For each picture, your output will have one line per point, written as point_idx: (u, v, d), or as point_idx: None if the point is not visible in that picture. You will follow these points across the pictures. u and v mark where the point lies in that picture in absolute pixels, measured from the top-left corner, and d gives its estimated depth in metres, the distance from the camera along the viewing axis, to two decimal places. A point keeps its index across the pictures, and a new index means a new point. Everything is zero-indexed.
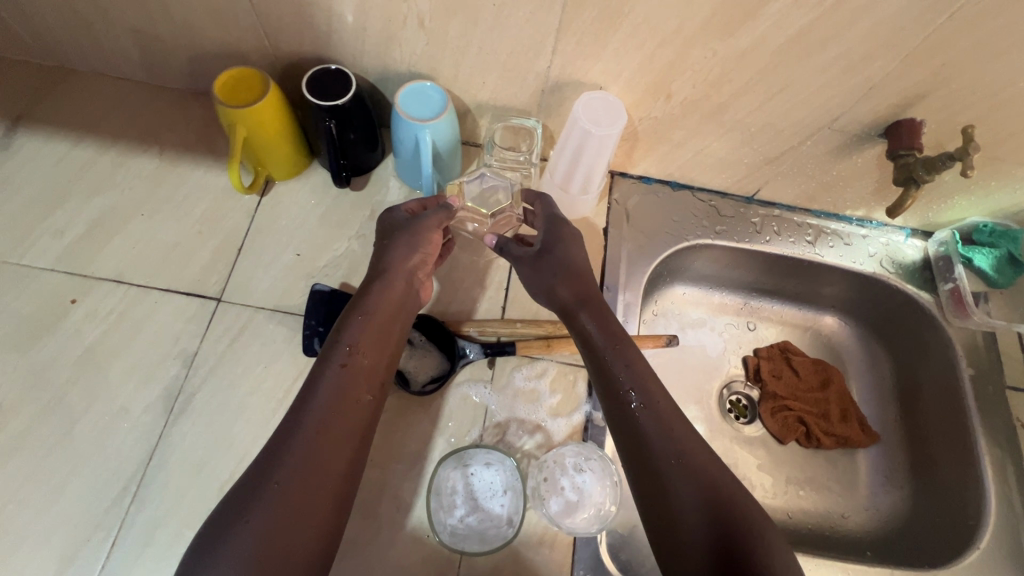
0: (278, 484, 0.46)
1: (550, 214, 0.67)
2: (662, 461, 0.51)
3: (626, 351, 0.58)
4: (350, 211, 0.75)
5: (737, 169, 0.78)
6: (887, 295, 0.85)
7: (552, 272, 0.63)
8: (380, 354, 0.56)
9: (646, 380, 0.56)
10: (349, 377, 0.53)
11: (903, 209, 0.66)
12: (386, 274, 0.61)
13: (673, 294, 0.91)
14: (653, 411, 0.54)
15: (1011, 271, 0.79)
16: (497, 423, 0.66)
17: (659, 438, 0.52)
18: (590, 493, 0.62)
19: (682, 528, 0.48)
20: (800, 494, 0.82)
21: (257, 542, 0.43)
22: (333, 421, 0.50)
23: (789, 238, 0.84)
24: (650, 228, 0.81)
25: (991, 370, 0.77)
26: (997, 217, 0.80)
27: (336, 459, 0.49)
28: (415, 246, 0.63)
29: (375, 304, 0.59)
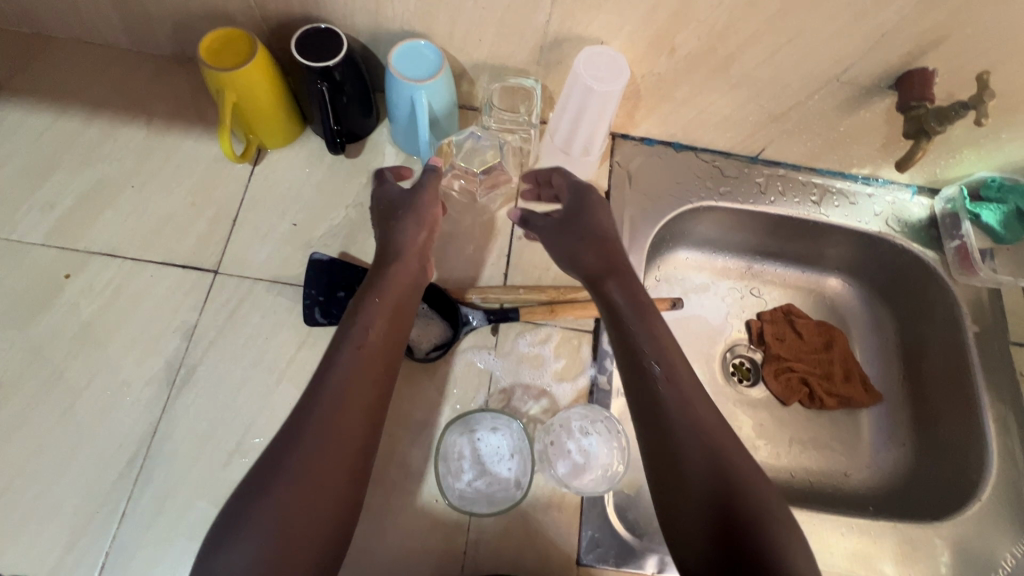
0: (301, 464, 0.45)
1: (580, 189, 0.66)
2: (681, 436, 0.50)
3: (652, 328, 0.57)
4: (346, 179, 0.74)
5: (742, 128, 0.76)
6: (893, 254, 0.84)
7: (579, 238, 0.62)
8: (394, 332, 0.55)
9: (672, 357, 0.54)
10: (363, 359, 0.52)
11: (914, 162, 0.63)
12: (400, 254, 0.59)
13: (676, 259, 0.90)
14: (675, 390, 0.52)
15: (1018, 227, 0.78)
16: (502, 389, 0.66)
17: (681, 415, 0.51)
18: (597, 455, 0.63)
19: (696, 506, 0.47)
20: (804, 454, 0.83)
21: (279, 524, 0.43)
22: (347, 404, 0.49)
23: (794, 199, 0.82)
24: (652, 190, 0.80)
25: (995, 327, 0.77)
26: (1005, 171, 0.78)
27: (352, 444, 0.48)
28: (425, 224, 0.62)
29: (386, 284, 0.57)
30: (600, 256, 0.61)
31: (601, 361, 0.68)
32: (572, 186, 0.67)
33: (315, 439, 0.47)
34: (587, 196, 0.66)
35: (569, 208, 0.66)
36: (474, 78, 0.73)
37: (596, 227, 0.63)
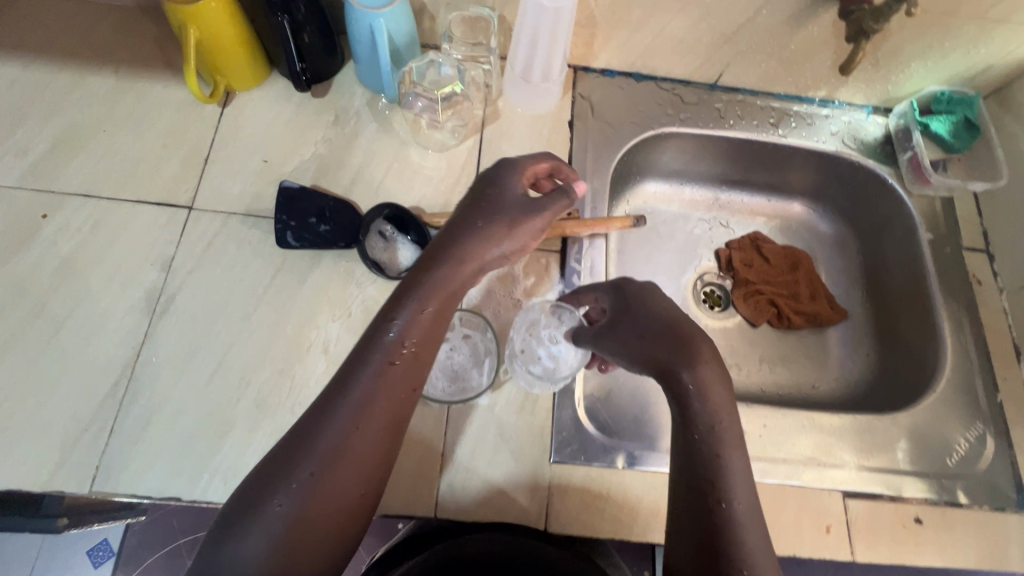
0: (314, 485, 0.46)
1: (619, 283, 0.60)
2: (704, 537, 0.49)
3: (715, 434, 0.51)
4: (314, 118, 0.76)
5: (698, 53, 0.79)
6: (852, 173, 0.87)
7: (640, 342, 0.54)
8: (429, 351, 0.52)
9: (728, 457, 0.50)
10: (394, 376, 0.50)
11: (854, 64, 0.74)
12: (458, 259, 0.53)
13: (645, 192, 0.92)
14: (723, 496, 0.49)
15: (966, 135, 0.80)
16: (473, 306, 0.68)
17: (715, 514, 0.49)
18: (566, 358, 0.65)
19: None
20: (773, 370, 0.86)
21: (285, 528, 0.45)
22: (369, 421, 0.48)
23: (753, 122, 0.84)
24: (614, 119, 0.82)
25: (949, 233, 0.80)
26: (953, 85, 0.81)
27: (371, 461, 0.48)
28: (496, 240, 0.54)
29: (431, 290, 0.51)
30: (648, 339, 0.54)
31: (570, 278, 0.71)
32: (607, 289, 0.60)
33: (332, 462, 0.47)
34: (626, 290, 0.59)
35: (610, 295, 0.60)
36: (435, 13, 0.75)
37: (636, 316, 0.56)
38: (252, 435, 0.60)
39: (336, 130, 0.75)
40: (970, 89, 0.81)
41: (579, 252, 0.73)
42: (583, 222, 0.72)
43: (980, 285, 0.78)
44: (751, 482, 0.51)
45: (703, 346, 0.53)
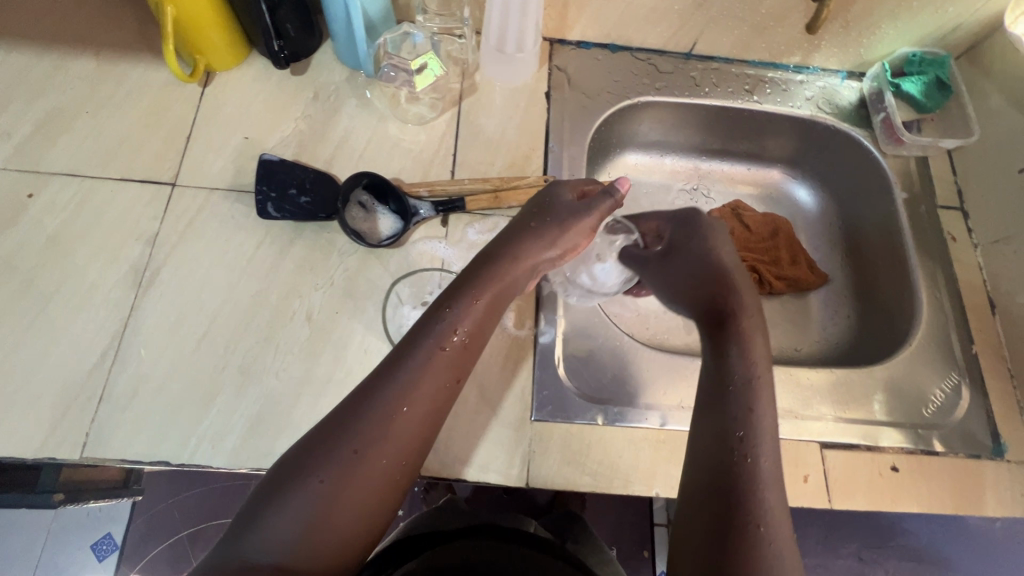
0: (353, 472, 0.46)
1: (683, 214, 0.67)
2: (723, 489, 0.51)
3: (750, 395, 0.55)
4: (294, 95, 0.77)
5: (670, 20, 0.80)
6: (828, 137, 0.88)
7: (684, 273, 0.64)
8: (483, 336, 0.55)
9: (758, 420, 0.53)
10: (444, 361, 0.51)
11: (818, 24, 0.75)
12: (512, 258, 0.57)
13: (625, 163, 0.93)
14: (750, 454, 0.51)
15: (939, 95, 0.81)
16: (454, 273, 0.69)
17: (741, 471, 0.51)
18: (607, 277, 0.73)
19: (704, 554, 0.49)
20: None
21: (319, 509, 0.45)
22: (417, 405, 0.49)
23: (728, 90, 0.85)
24: (590, 89, 0.83)
25: (923, 192, 0.81)
26: (925, 46, 0.82)
27: (412, 445, 0.49)
28: (548, 241, 0.59)
29: (484, 284, 0.55)
30: (693, 274, 0.63)
31: None
32: (665, 216, 0.68)
33: (374, 449, 0.47)
34: (689, 222, 0.66)
35: (672, 220, 0.67)
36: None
37: (694, 248, 0.64)
38: (238, 400, 0.61)
39: (316, 106, 0.77)
40: (942, 49, 0.82)
41: None
42: None
43: (954, 241, 0.79)
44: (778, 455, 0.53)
45: (751, 301, 0.61)
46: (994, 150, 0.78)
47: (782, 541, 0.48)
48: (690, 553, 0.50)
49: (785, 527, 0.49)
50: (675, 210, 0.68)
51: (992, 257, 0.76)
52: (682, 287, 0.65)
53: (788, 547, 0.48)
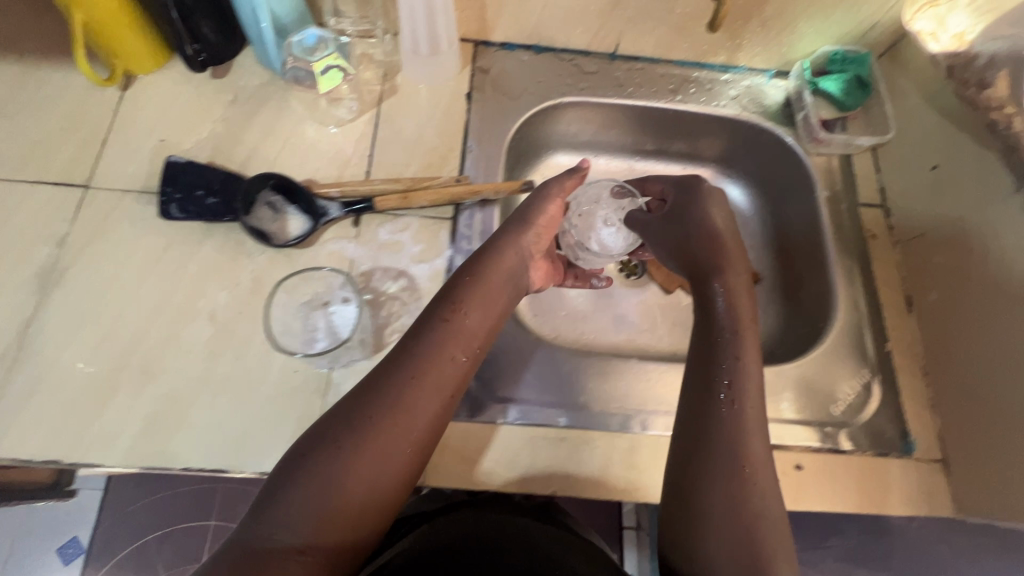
0: (371, 446, 0.49)
1: (685, 179, 0.77)
2: (720, 444, 0.57)
3: (736, 347, 0.63)
4: (213, 98, 0.78)
5: (588, 21, 0.80)
6: (756, 136, 0.87)
7: (686, 231, 0.73)
8: (497, 306, 0.62)
9: (744, 367, 0.61)
10: (446, 333, 0.57)
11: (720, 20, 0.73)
12: (500, 245, 0.65)
13: (553, 163, 0.92)
14: (736, 409, 0.59)
15: (859, 93, 0.80)
16: (362, 272, 0.70)
17: (728, 422, 0.58)
18: (610, 243, 0.81)
19: (706, 505, 0.54)
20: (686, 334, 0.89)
21: (349, 472, 0.48)
22: (429, 371, 0.54)
23: (651, 90, 0.86)
24: (513, 90, 0.83)
25: (845, 190, 0.81)
26: (846, 44, 0.82)
27: (431, 409, 0.53)
28: (534, 224, 0.68)
29: (483, 270, 0.62)
30: (702, 238, 0.72)
31: (458, 243, 0.73)
32: (673, 181, 0.78)
33: (393, 423, 0.51)
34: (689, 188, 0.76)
35: (674, 187, 0.77)
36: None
37: (696, 214, 0.73)
38: (135, 400, 0.61)
39: (236, 109, 0.77)
40: (863, 47, 0.82)
41: (468, 219, 0.74)
42: (469, 186, 0.73)
43: (873, 238, 0.78)
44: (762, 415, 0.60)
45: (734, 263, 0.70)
46: (910, 146, 0.77)
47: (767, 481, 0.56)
48: (693, 507, 0.55)
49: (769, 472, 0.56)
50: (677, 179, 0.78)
51: (908, 254, 0.76)
52: (682, 248, 0.73)
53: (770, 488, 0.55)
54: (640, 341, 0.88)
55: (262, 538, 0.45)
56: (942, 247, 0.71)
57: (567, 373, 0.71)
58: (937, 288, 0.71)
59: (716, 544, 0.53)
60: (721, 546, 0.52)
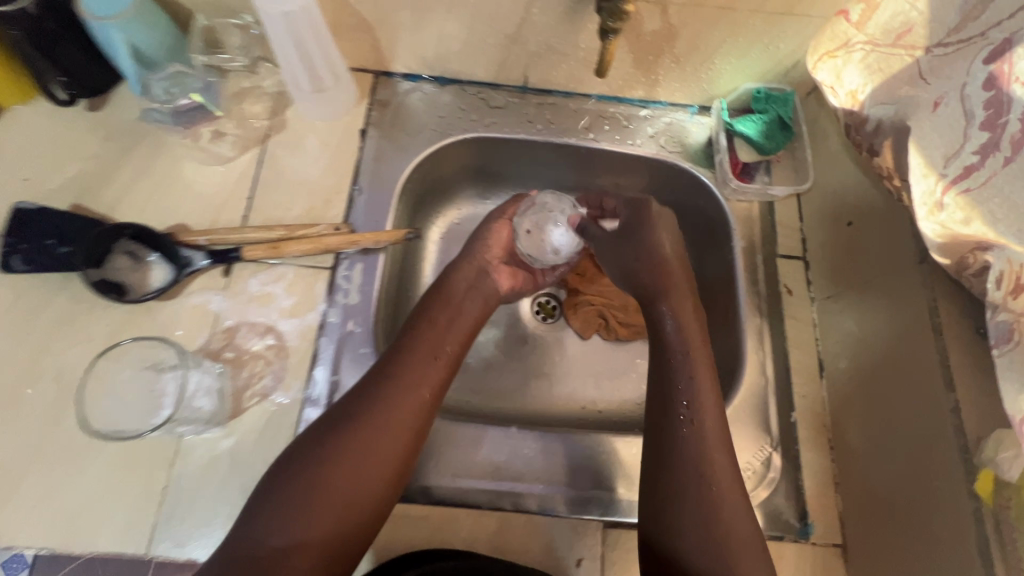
0: (343, 453, 0.52)
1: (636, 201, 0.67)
2: (682, 471, 0.54)
3: (689, 367, 0.58)
4: (86, 133, 0.73)
5: (489, 55, 0.74)
6: (674, 177, 0.80)
7: (633, 255, 0.64)
8: (467, 309, 0.67)
9: (699, 386, 0.57)
10: (421, 336, 0.62)
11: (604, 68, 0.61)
12: (464, 258, 0.71)
13: (460, 199, 0.86)
14: (695, 429, 0.55)
15: (780, 136, 0.74)
16: (226, 328, 0.65)
17: (691, 447, 0.55)
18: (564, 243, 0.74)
19: (676, 532, 0.52)
20: (600, 385, 0.84)
21: (326, 469, 0.51)
22: (406, 370, 0.58)
23: (562, 128, 0.80)
24: (412, 126, 0.78)
25: (764, 240, 0.75)
26: (770, 82, 0.76)
27: (403, 407, 0.56)
28: (492, 238, 0.73)
29: (449, 280, 0.68)
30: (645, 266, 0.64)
31: (335, 296, 0.68)
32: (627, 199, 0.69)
33: (361, 429, 0.54)
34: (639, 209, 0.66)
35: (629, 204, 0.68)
36: (211, 24, 0.69)
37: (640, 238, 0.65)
38: None
39: (109, 144, 0.72)
40: (789, 85, 0.76)
41: (347, 270, 0.69)
42: (346, 236, 0.68)
43: (789, 294, 0.72)
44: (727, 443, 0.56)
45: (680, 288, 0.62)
46: (830, 196, 0.71)
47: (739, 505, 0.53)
48: (663, 535, 0.53)
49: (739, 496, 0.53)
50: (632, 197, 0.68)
51: (824, 314, 0.70)
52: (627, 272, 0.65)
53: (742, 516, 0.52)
54: (546, 393, 0.83)
55: (249, 547, 0.48)
56: (855, 311, 0.65)
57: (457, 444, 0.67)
58: (847, 356, 0.65)
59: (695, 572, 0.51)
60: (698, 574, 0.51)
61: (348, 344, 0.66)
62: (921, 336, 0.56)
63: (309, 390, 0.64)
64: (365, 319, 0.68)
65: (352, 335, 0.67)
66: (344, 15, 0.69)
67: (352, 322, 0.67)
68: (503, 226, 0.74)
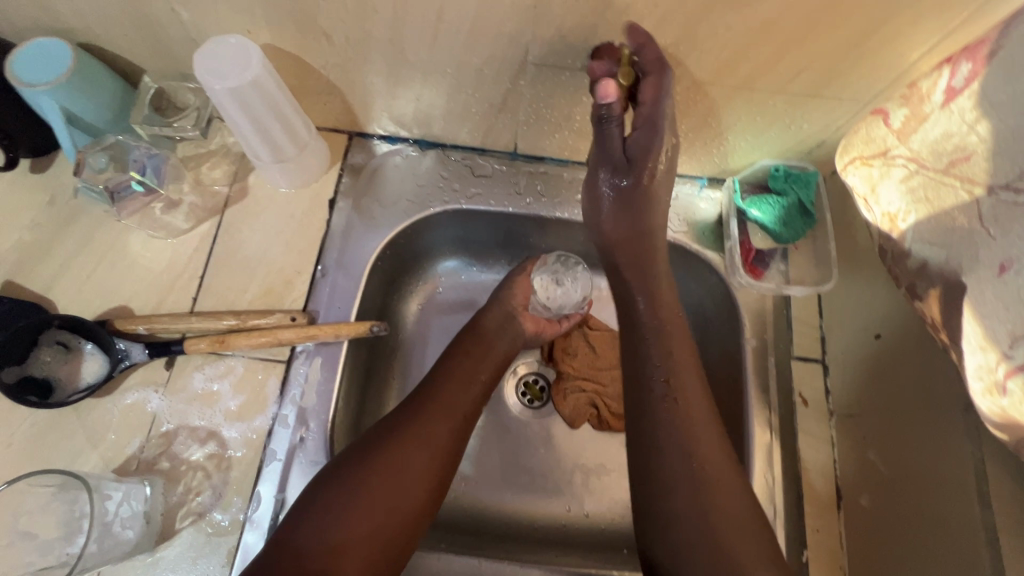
0: (384, 459, 0.53)
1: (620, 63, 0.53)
2: (672, 459, 0.53)
3: (663, 347, 0.59)
4: (23, 199, 0.65)
5: (473, 122, 0.66)
6: (678, 258, 0.72)
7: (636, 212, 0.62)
8: (496, 348, 0.67)
9: (677, 364, 0.58)
10: (463, 360, 0.64)
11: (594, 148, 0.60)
12: (500, 294, 0.72)
13: (442, 270, 0.78)
14: (676, 402, 0.55)
15: (800, 224, 0.65)
16: (163, 433, 0.58)
17: (670, 418, 0.55)
18: (571, 297, 0.74)
19: (676, 527, 0.51)
20: (592, 483, 0.73)
21: (374, 478, 0.51)
22: (448, 392, 0.60)
23: (554, 200, 0.72)
24: (388, 196, 0.71)
25: (779, 338, 0.66)
26: (790, 159, 0.67)
27: (449, 422, 0.57)
28: (518, 283, 0.73)
29: (485, 313, 0.70)
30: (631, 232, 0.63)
31: (287, 396, 0.60)
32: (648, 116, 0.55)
33: (409, 439, 0.54)
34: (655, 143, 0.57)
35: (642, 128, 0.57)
36: (161, 87, 0.63)
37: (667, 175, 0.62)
38: None
39: (49, 213, 0.65)
40: (812, 163, 0.67)
41: (304, 366, 0.61)
42: (301, 329, 0.60)
43: (804, 406, 0.63)
44: (715, 431, 0.55)
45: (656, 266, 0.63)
46: (855, 297, 0.63)
47: (739, 499, 0.51)
48: (663, 535, 0.51)
49: (740, 489, 0.52)
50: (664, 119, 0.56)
51: (844, 435, 0.61)
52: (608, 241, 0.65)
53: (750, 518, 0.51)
54: (528, 494, 0.72)
55: (293, 557, 0.47)
56: (879, 441, 0.57)
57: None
58: (869, 492, 0.57)
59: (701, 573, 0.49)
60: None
61: (299, 453, 0.59)
62: (962, 503, 0.48)
63: (251, 510, 0.56)
64: (320, 425, 0.60)
65: (304, 444, 0.59)
66: (309, 79, 0.61)
67: (305, 428, 0.59)
68: (525, 281, 0.73)
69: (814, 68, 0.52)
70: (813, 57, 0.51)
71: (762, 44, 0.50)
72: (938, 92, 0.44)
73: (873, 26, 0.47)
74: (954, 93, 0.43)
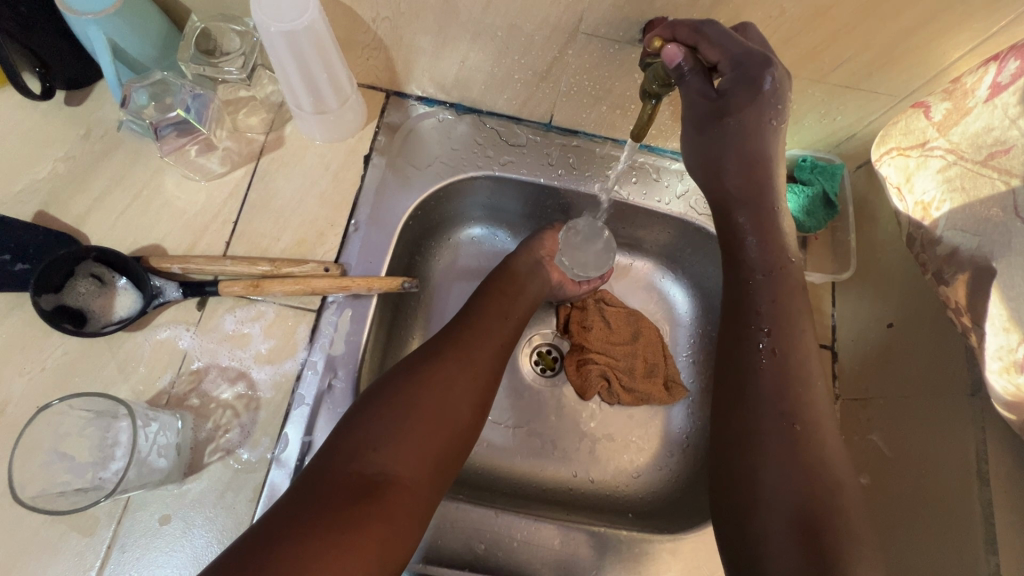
0: (432, 380, 0.54)
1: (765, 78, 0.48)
2: (767, 390, 0.51)
3: (780, 326, 0.53)
4: (59, 129, 0.65)
5: (514, 89, 0.67)
6: (701, 240, 0.74)
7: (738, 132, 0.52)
8: (529, 290, 0.70)
9: (781, 313, 0.53)
10: (504, 297, 0.67)
11: (642, 134, 0.56)
12: (525, 244, 0.73)
13: (463, 236, 0.80)
14: (781, 358, 0.52)
15: (822, 214, 0.67)
16: (194, 370, 0.59)
17: (771, 382, 0.51)
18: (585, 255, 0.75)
19: (764, 469, 0.48)
20: (599, 452, 0.75)
21: (423, 395, 0.53)
22: (484, 327, 0.62)
23: (585, 174, 0.73)
24: (421, 157, 0.71)
25: None
26: (818, 151, 0.68)
27: (488, 350, 0.60)
28: (539, 236, 0.74)
29: (513, 257, 0.71)
30: (742, 163, 0.54)
31: (317, 344, 0.61)
32: (731, 57, 0.48)
33: (452, 362, 0.56)
34: (765, 65, 0.48)
35: (732, 74, 0.50)
36: (207, 27, 0.61)
37: (776, 95, 0.50)
38: None
39: (84, 145, 0.65)
40: (838, 157, 0.68)
41: (334, 316, 0.63)
42: (335, 280, 0.61)
43: None
44: (814, 387, 0.51)
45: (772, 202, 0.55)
46: (870, 289, 0.65)
47: (835, 456, 0.48)
48: (747, 484, 0.48)
49: (832, 445, 0.49)
50: (748, 48, 0.48)
51: (848, 417, 0.63)
52: (716, 170, 0.55)
53: (844, 476, 0.48)
54: (537, 457, 0.74)
55: (348, 462, 0.47)
56: (886, 425, 0.59)
57: (438, 526, 0.61)
58: (870, 471, 0.59)
59: (777, 525, 0.46)
60: (793, 504, 0.46)
61: (327, 400, 0.60)
62: (962, 482, 0.51)
63: (278, 450, 0.58)
64: (348, 374, 0.61)
65: (331, 391, 0.60)
66: (355, 32, 0.61)
67: (333, 375, 0.61)
68: (553, 234, 0.75)
69: (857, 60, 0.53)
70: (858, 49, 0.52)
71: (810, 32, 0.51)
72: (983, 87, 0.49)
73: (921, 21, 0.48)
74: (999, 89, 0.48)
